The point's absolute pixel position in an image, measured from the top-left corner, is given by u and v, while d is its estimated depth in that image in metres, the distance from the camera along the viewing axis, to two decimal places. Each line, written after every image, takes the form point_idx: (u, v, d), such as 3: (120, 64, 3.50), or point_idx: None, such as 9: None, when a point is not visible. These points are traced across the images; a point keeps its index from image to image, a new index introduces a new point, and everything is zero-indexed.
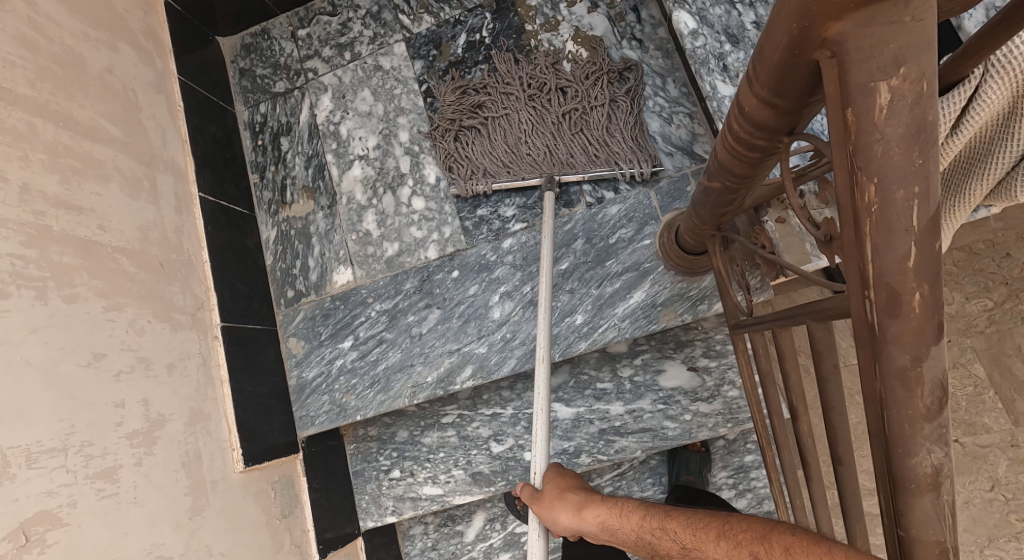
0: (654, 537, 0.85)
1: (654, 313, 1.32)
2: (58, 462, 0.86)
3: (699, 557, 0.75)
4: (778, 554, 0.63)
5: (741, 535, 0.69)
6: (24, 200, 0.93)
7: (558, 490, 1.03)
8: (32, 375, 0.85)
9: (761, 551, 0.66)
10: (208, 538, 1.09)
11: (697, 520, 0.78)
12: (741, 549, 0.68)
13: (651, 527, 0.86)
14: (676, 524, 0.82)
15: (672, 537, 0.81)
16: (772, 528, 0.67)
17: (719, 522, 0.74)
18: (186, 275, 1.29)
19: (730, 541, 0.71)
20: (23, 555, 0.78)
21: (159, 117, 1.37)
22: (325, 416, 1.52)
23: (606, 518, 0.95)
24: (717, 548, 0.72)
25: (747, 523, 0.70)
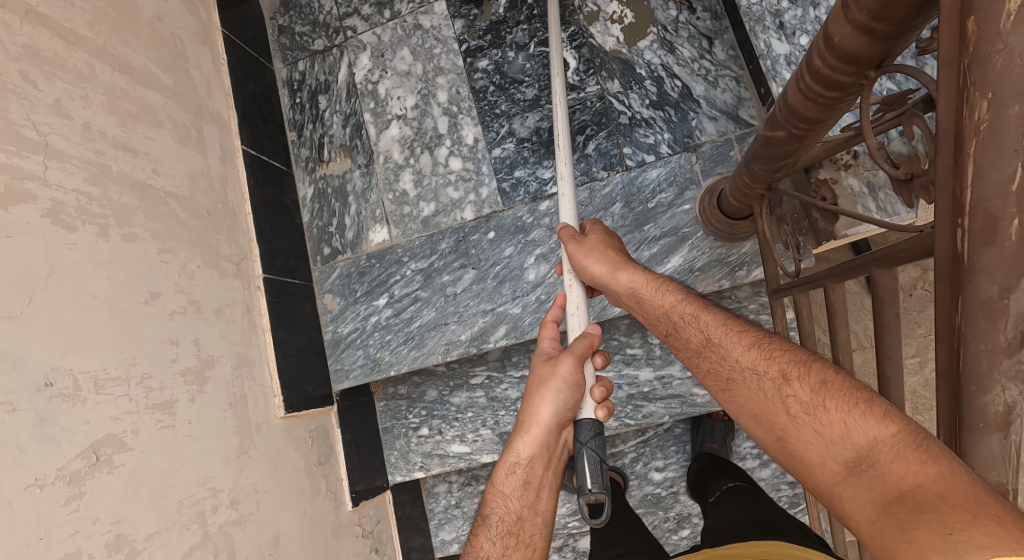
0: (681, 321, 0.83)
1: (691, 278, 1.32)
2: (122, 391, 0.88)
3: (720, 354, 0.75)
4: (811, 381, 0.66)
5: (777, 353, 0.70)
6: (85, 138, 0.94)
7: (601, 243, 0.95)
8: (97, 307, 0.87)
9: (794, 374, 0.67)
10: (253, 476, 1.14)
11: (734, 322, 0.78)
12: (771, 364, 0.70)
13: (680, 310, 0.84)
14: (710, 318, 0.80)
15: (700, 327, 0.80)
16: (816, 359, 0.68)
17: (758, 334, 0.75)
18: (231, 226, 1.32)
19: (765, 352, 0.72)
20: (95, 473, 0.80)
21: (204, 69, 1.39)
22: (359, 370, 1.55)
23: (639, 286, 0.89)
24: (747, 355, 0.73)
25: (787, 345, 0.71)
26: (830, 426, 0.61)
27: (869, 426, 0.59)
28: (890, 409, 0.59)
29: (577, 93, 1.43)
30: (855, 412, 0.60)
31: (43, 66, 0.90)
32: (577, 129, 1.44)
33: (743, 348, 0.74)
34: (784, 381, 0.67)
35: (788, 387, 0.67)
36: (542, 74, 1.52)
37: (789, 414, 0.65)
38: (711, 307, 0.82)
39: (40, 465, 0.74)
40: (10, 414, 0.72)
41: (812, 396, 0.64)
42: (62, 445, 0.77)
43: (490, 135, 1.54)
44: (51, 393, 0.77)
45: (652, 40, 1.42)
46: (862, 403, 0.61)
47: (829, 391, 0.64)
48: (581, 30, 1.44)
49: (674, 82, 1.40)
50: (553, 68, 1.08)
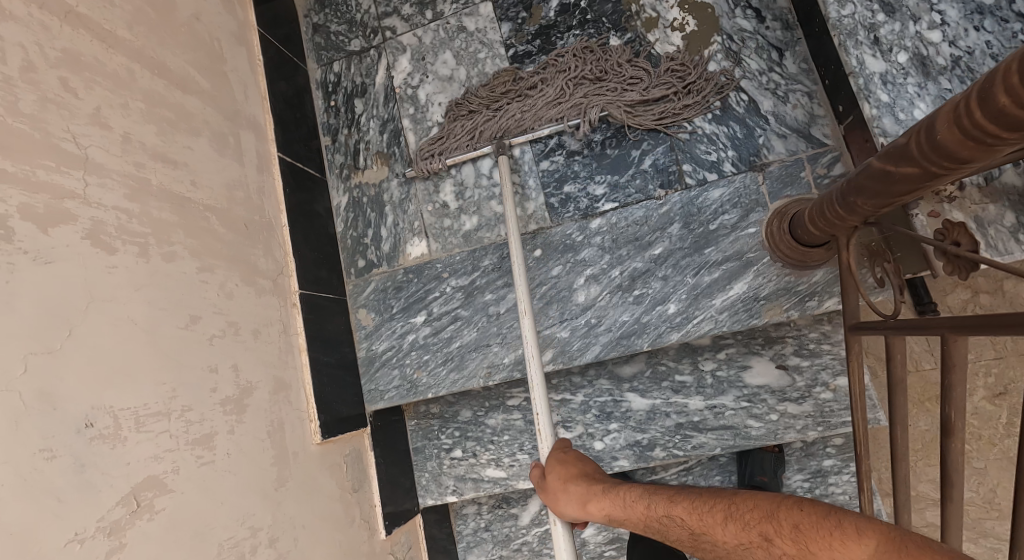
0: (664, 522, 0.80)
1: (756, 306, 1.24)
2: (162, 426, 0.81)
3: (710, 544, 0.71)
4: (787, 532, 0.62)
5: (751, 515, 0.67)
6: (125, 150, 0.87)
7: (559, 484, 0.99)
8: (137, 334, 0.80)
9: (771, 532, 0.64)
10: (290, 510, 1.07)
11: (697, 503, 0.76)
12: (750, 531, 0.66)
13: (654, 516, 0.82)
14: (679, 508, 0.78)
15: (681, 524, 0.77)
16: (780, 505, 0.65)
17: (724, 504, 0.71)
18: (268, 239, 1.24)
19: (738, 522, 0.68)
20: (135, 522, 0.73)
21: (241, 71, 1.32)
22: (394, 391, 1.48)
23: (623, 516, 0.89)
24: (728, 533, 0.69)
25: (754, 501, 0.68)
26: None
27: (855, 557, 0.55)
28: (860, 523, 0.56)
29: None
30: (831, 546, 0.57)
31: (83, 72, 0.82)
32: (633, 143, 1.37)
33: (713, 522, 0.71)
34: (769, 545, 0.64)
35: (774, 550, 0.63)
36: None
37: None
38: (674, 495, 0.81)
39: (78, 517, 0.66)
40: (49, 461, 0.65)
41: (796, 548, 0.60)
42: (102, 492, 0.69)
43: (539, 147, 1.44)
44: (91, 434, 0.70)
45: (717, 50, 1.32)
46: (834, 532, 0.58)
47: (805, 535, 0.60)
48: (637, 37, 1.38)
49: (739, 96, 1.30)
50: (510, 232, 1.29)
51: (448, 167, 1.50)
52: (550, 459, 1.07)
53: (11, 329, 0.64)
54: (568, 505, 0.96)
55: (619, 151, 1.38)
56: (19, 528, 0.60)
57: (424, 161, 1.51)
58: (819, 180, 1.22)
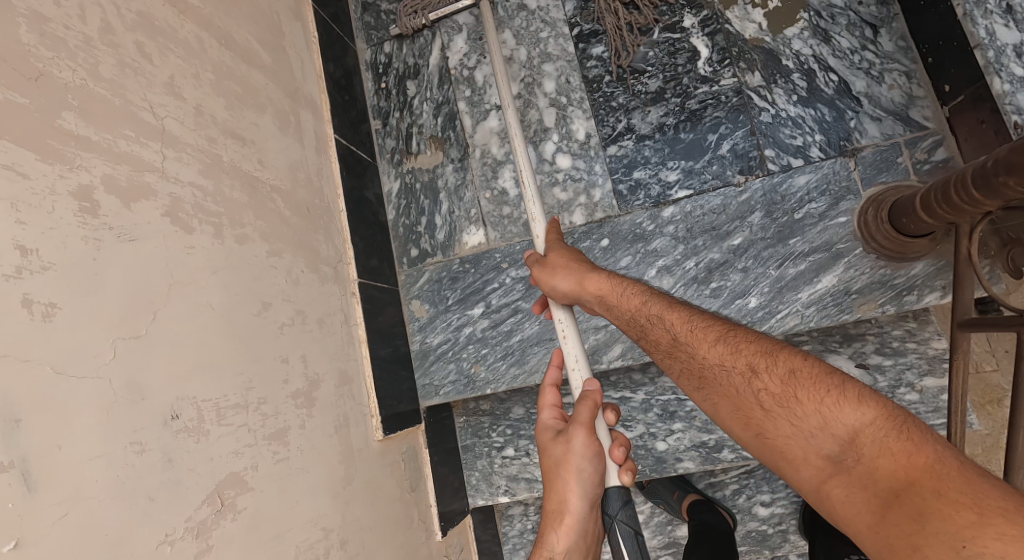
0: (646, 322, 0.83)
1: (846, 301, 1.17)
2: (241, 420, 0.75)
3: (687, 353, 0.77)
4: (779, 372, 0.68)
5: (744, 346, 0.72)
6: (198, 124, 0.81)
7: (563, 259, 0.97)
8: (214, 320, 0.74)
9: (761, 366, 0.70)
10: (357, 511, 1.01)
11: (696, 318, 0.79)
12: (738, 357, 0.72)
13: (647, 311, 0.84)
14: (673, 315, 0.81)
15: (666, 328, 0.80)
16: (781, 349, 0.71)
17: (723, 328, 0.76)
18: (328, 224, 1.18)
19: (729, 345, 0.74)
20: (220, 522, 0.67)
21: (298, 48, 1.25)
22: (451, 386, 1.43)
23: (606, 291, 0.89)
24: (713, 350, 0.74)
25: (752, 337, 0.73)
26: (805, 418, 0.64)
27: (846, 416, 0.62)
28: (865, 393, 0.62)
29: (711, 86, 1.28)
30: (827, 402, 0.63)
31: (156, 37, 0.76)
32: (709, 126, 1.28)
33: (710, 346, 0.75)
34: (753, 374, 0.70)
35: (757, 381, 0.69)
36: (668, 64, 1.32)
37: (764, 408, 0.68)
38: (674, 303, 0.83)
39: (167, 517, 0.60)
40: (140, 455, 0.58)
41: (784, 387, 0.67)
42: (189, 490, 0.63)
43: (605, 130, 1.35)
44: (177, 427, 0.64)
45: (802, 28, 1.26)
46: (836, 391, 0.64)
47: (797, 380, 0.67)
48: (715, 14, 1.29)
49: (829, 76, 1.23)
50: (501, 85, 1.18)
51: (431, 23, 1.52)
52: (555, 245, 1.03)
53: (99, 310, 0.58)
54: (563, 281, 0.94)
55: (694, 135, 1.29)
56: (111, 531, 0.54)
57: (408, 19, 1.52)
58: (918, 166, 1.16)
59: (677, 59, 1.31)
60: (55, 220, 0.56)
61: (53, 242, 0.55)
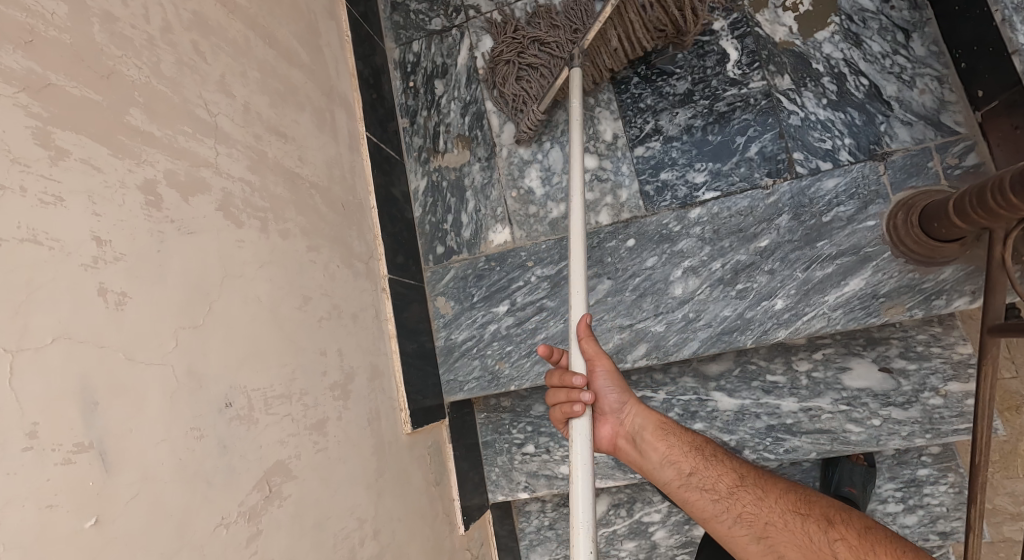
0: (716, 469, 0.93)
1: (874, 304, 1.17)
2: (286, 410, 0.80)
3: (758, 501, 0.88)
4: (848, 525, 0.81)
5: (808, 503, 0.86)
6: (245, 120, 0.87)
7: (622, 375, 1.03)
8: (262, 311, 0.80)
9: (836, 519, 0.83)
10: (388, 502, 1.03)
11: (760, 474, 0.92)
12: (809, 510, 0.85)
13: (715, 460, 0.94)
14: (744, 471, 0.92)
15: (738, 477, 0.91)
16: (841, 511, 0.84)
17: (789, 491, 0.89)
18: (361, 221, 1.20)
19: (798, 503, 0.86)
20: (268, 508, 0.73)
21: (333, 46, 1.27)
22: (475, 382, 1.45)
23: (671, 428, 0.98)
24: (781, 505, 0.87)
25: (815, 496, 0.87)
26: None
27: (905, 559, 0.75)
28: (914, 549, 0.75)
29: (740, 89, 1.29)
30: (901, 552, 0.75)
31: (209, 36, 0.82)
32: (737, 129, 1.28)
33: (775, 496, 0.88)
34: (828, 526, 0.82)
35: (830, 531, 0.81)
36: (697, 66, 1.32)
37: (835, 555, 0.79)
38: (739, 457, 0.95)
39: (224, 501, 0.67)
40: (199, 440, 0.65)
41: (858, 542, 0.79)
42: (241, 476, 0.70)
43: (632, 131, 1.36)
44: (230, 415, 0.70)
45: (833, 31, 1.26)
46: (897, 542, 0.77)
47: (870, 537, 0.79)
48: (746, 17, 1.30)
49: (859, 80, 1.24)
50: (573, 145, 1.08)
51: None
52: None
53: (164, 302, 0.65)
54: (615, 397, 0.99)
55: (722, 137, 1.29)
56: (176, 511, 0.61)
57: None
58: (949, 170, 1.16)
59: (707, 61, 1.32)
60: (124, 213, 0.62)
61: (123, 233, 0.62)
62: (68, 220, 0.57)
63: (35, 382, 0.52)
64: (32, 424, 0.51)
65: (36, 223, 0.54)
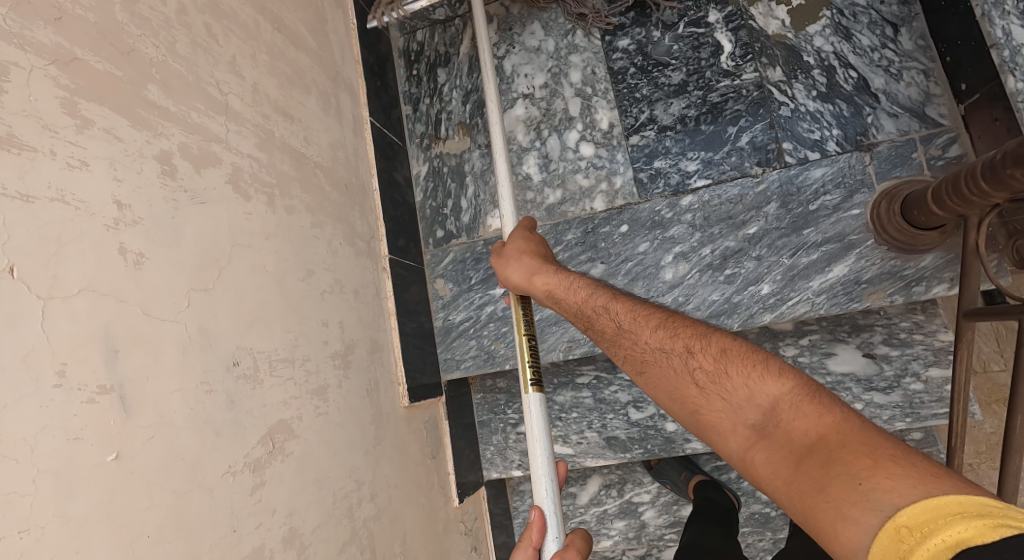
0: (594, 312, 0.83)
1: (856, 290, 1.21)
2: (289, 373, 0.85)
3: (630, 338, 0.77)
4: (713, 352, 0.69)
5: (678, 328, 0.74)
6: (254, 101, 0.91)
7: (520, 250, 0.98)
8: (268, 281, 0.85)
9: (696, 347, 0.70)
10: (386, 468, 1.08)
11: (636, 304, 0.80)
12: (676, 340, 0.72)
13: (593, 302, 0.85)
14: (617, 304, 0.82)
15: (611, 315, 0.81)
16: (714, 332, 0.72)
17: (662, 314, 0.77)
18: (363, 202, 1.24)
19: (670, 331, 0.74)
20: (272, 461, 0.78)
21: (339, 33, 1.31)
22: (472, 362, 1.49)
23: (553, 285, 0.91)
24: (653, 333, 0.75)
25: (690, 322, 0.74)
26: (735, 392, 0.65)
27: (774, 388, 0.63)
28: (786, 368, 0.64)
29: (732, 80, 1.33)
30: (754, 374, 0.64)
31: (222, 19, 0.87)
32: (729, 119, 1.32)
33: (643, 323, 0.77)
34: (689, 355, 0.70)
35: (692, 360, 0.69)
36: (692, 57, 1.36)
37: (696, 384, 0.68)
38: (620, 296, 0.84)
39: (231, 452, 0.72)
40: (208, 393, 0.70)
41: (715, 366, 0.67)
42: (247, 430, 0.75)
43: (628, 121, 1.40)
44: (237, 373, 0.75)
45: (824, 25, 1.30)
46: (760, 366, 0.65)
47: (729, 359, 0.67)
48: (739, 10, 1.34)
49: (848, 73, 1.28)
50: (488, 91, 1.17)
51: None
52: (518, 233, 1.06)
53: (178, 265, 0.70)
54: (518, 273, 0.96)
55: (715, 127, 1.33)
56: (187, 455, 0.66)
57: None
58: (932, 162, 1.20)
59: (701, 52, 1.35)
60: (142, 180, 0.67)
61: (142, 199, 0.67)
62: (93, 184, 0.62)
63: (65, 327, 0.56)
64: (61, 364, 0.56)
65: (64, 185, 0.59)
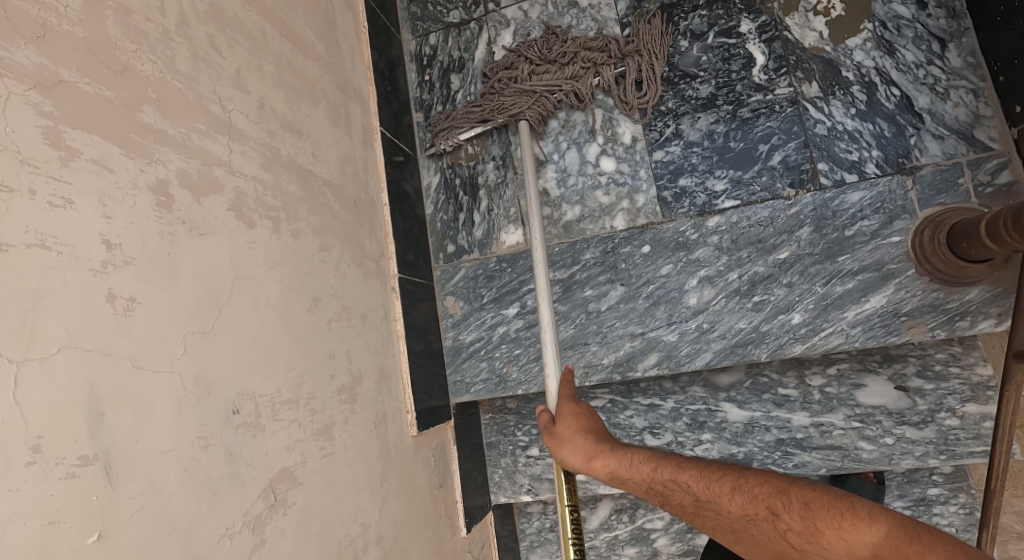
0: (664, 488, 0.80)
1: (894, 323, 1.14)
2: (293, 415, 0.78)
3: (711, 507, 0.73)
4: (795, 508, 0.65)
5: (757, 490, 0.70)
6: (260, 117, 0.84)
7: (570, 429, 0.98)
8: (271, 314, 0.78)
9: (778, 506, 0.67)
10: (393, 506, 1.02)
11: (705, 470, 0.77)
12: (756, 504, 0.69)
13: (660, 479, 0.81)
14: (688, 475, 0.78)
15: (685, 491, 0.77)
16: (791, 484, 0.68)
17: (734, 473, 0.74)
18: (373, 218, 1.17)
19: (746, 491, 0.71)
20: (273, 516, 0.72)
21: (349, 37, 1.24)
22: (482, 384, 1.42)
23: (614, 468, 0.88)
24: (734, 502, 0.71)
25: (764, 479, 0.71)
26: (834, 550, 0.61)
27: (864, 537, 0.59)
28: (874, 508, 0.61)
29: (765, 95, 1.25)
30: (844, 525, 0.61)
31: (226, 29, 0.80)
32: (761, 137, 1.25)
33: (727, 494, 0.72)
34: (775, 518, 0.67)
35: (779, 523, 0.66)
36: (722, 70, 1.29)
37: (795, 547, 0.64)
38: (687, 464, 0.81)
39: (229, 511, 0.65)
40: (205, 450, 0.63)
41: (804, 525, 0.64)
42: (247, 484, 0.68)
43: (652, 135, 1.33)
44: (237, 422, 0.68)
45: (865, 38, 1.23)
46: (847, 514, 0.61)
47: (815, 514, 0.63)
48: (774, 21, 1.27)
49: (890, 90, 1.20)
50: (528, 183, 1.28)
51: None
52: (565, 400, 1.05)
53: (173, 306, 0.63)
54: (573, 456, 0.96)
55: (744, 144, 1.26)
56: (180, 522, 0.59)
57: None
58: (981, 188, 1.13)
59: (732, 65, 1.28)
60: (135, 214, 0.60)
61: (134, 236, 0.60)
62: (78, 224, 0.55)
63: (41, 392, 0.50)
64: (36, 438, 0.49)
65: (45, 228, 0.52)
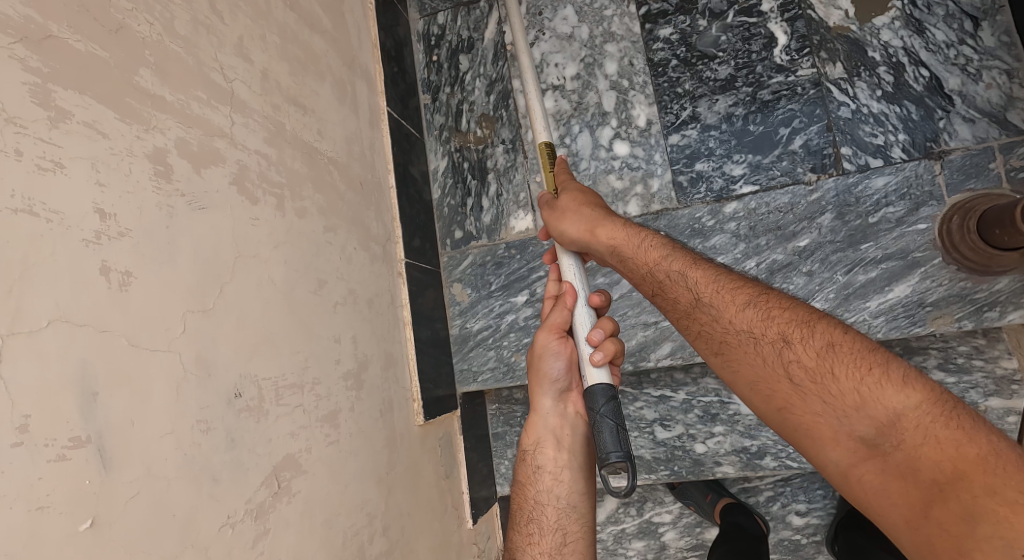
0: (666, 281, 0.78)
1: (919, 313, 1.11)
2: (297, 401, 0.75)
3: (710, 315, 0.72)
4: (816, 343, 0.64)
5: (777, 312, 0.68)
6: (264, 89, 0.80)
7: (575, 201, 0.92)
8: (275, 296, 0.74)
9: (795, 336, 0.66)
10: (400, 498, 0.98)
11: (724, 276, 0.74)
12: (769, 326, 0.67)
13: (666, 268, 0.78)
14: (699, 274, 0.75)
15: (688, 286, 0.75)
16: (818, 318, 0.66)
17: (754, 291, 0.71)
18: (379, 200, 1.13)
19: (761, 311, 0.69)
20: (276, 505, 0.68)
21: (355, 13, 1.19)
22: (489, 373, 1.39)
23: (621, 243, 0.84)
24: (742, 315, 0.70)
25: (789, 304, 0.68)
26: (841, 396, 0.61)
27: (888, 397, 0.59)
28: (911, 376, 0.59)
29: (787, 76, 1.21)
30: (869, 380, 0.60)
31: None
32: (782, 120, 1.21)
33: (740, 313, 0.70)
34: (785, 345, 0.66)
35: (789, 350, 0.65)
36: (742, 50, 1.24)
37: (793, 380, 0.64)
38: (697, 262, 0.77)
39: (230, 500, 0.62)
40: (206, 435, 0.60)
41: (818, 361, 0.63)
42: (250, 472, 0.65)
43: (668, 118, 1.28)
44: (239, 406, 0.65)
45: (893, 17, 1.18)
46: (877, 368, 0.60)
47: (835, 356, 0.63)
48: None
49: (919, 71, 1.16)
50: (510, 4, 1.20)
51: None
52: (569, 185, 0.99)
53: (172, 282, 0.59)
54: (574, 227, 0.90)
55: (764, 128, 1.22)
56: (179, 510, 0.56)
57: None
58: (1012, 173, 1.09)
59: (753, 45, 1.24)
60: (131, 184, 0.56)
61: (130, 207, 0.56)
62: (69, 191, 0.51)
63: (29, 370, 0.46)
64: (24, 417, 0.45)
65: (34, 194, 0.48)
